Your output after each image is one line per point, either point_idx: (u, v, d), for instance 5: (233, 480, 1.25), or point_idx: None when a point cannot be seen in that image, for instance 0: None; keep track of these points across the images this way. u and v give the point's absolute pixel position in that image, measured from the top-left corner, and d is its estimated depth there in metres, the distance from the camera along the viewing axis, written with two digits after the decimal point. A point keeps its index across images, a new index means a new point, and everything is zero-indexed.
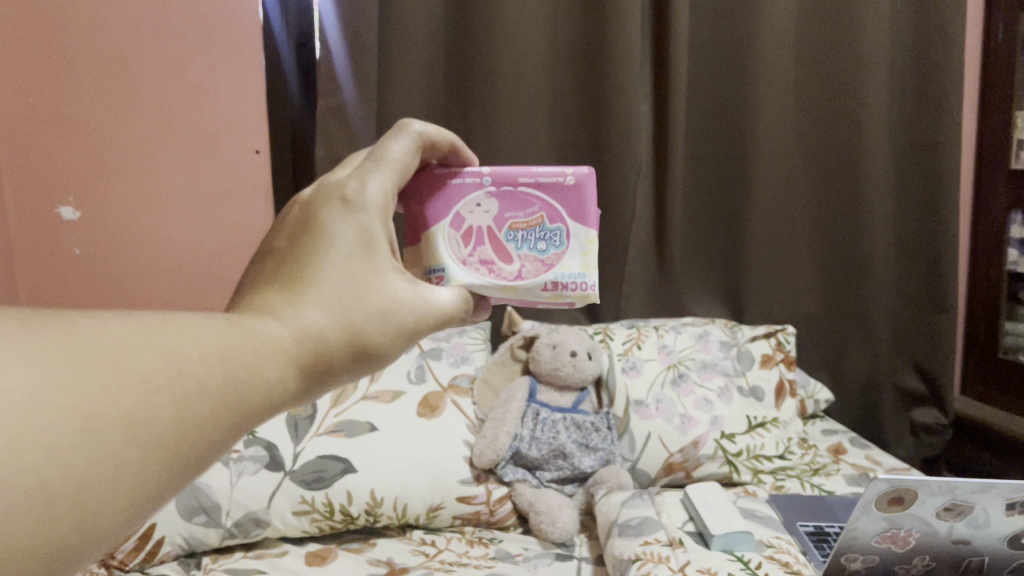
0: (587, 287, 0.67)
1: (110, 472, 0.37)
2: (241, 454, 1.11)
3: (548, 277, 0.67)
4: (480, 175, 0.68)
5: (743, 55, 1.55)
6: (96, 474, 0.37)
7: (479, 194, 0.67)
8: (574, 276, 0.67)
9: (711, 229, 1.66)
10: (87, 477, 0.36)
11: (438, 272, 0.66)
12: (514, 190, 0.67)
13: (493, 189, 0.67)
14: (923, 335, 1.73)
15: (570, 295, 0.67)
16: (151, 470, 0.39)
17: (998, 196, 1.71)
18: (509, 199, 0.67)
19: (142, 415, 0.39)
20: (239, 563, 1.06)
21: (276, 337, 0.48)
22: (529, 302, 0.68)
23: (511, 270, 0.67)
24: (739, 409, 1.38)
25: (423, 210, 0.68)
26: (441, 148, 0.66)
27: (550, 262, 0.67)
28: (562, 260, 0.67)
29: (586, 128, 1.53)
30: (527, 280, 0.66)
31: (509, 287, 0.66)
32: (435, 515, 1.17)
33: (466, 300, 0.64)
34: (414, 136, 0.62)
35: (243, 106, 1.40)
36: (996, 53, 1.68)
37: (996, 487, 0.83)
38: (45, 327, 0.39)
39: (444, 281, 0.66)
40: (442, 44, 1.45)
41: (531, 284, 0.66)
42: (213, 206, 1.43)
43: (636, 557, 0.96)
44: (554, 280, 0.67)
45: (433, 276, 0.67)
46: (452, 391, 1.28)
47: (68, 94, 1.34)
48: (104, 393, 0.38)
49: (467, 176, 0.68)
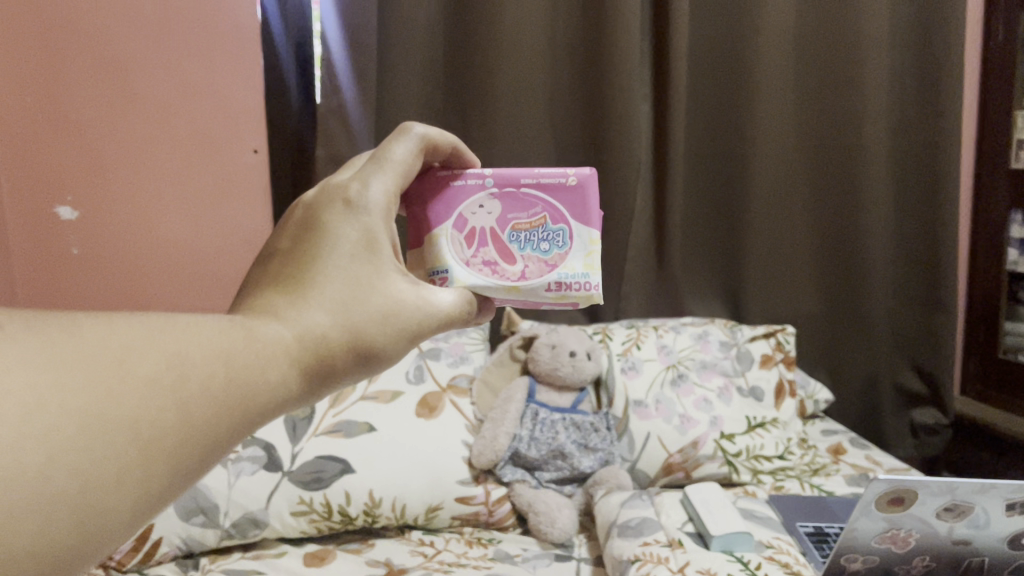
0: (591, 287, 0.66)
1: (115, 474, 0.37)
2: (239, 454, 1.10)
3: (552, 277, 0.66)
4: (482, 176, 0.67)
5: (742, 55, 1.55)
6: (100, 476, 0.36)
7: (482, 195, 0.67)
8: (578, 276, 0.66)
9: (711, 228, 1.66)
10: (91, 479, 0.36)
11: (442, 273, 0.66)
12: (516, 190, 0.67)
13: (496, 190, 0.67)
14: (922, 336, 1.73)
15: (574, 295, 0.66)
16: (153, 472, 0.38)
17: (998, 196, 1.71)
18: (511, 200, 0.67)
19: (146, 417, 0.38)
20: (236, 564, 1.06)
21: (277, 338, 0.48)
22: (533, 303, 0.68)
23: (514, 270, 0.66)
24: (739, 409, 1.38)
25: (427, 211, 0.67)
26: (443, 150, 0.66)
27: (553, 262, 0.66)
28: (565, 260, 0.66)
29: (585, 127, 1.53)
30: (531, 281, 0.66)
31: (513, 288, 0.66)
32: (433, 516, 1.17)
33: (471, 301, 0.64)
34: (416, 139, 0.63)
35: (244, 106, 1.40)
36: (995, 53, 1.68)
37: (997, 487, 0.83)
38: (47, 327, 0.39)
39: (448, 282, 0.65)
40: (441, 44, 1.44)
41: (535, 284, 0.66)
42: (212, 207, 1.43)
43: (634, 558, 0.96)
44: (557, 280, 0.66)
45: (437, 277, 0.66)
46: (450, 391, 1.27)
47: (67, 94, 1.34)
48: (108, 394, 0.38)
49: (470, 177, 0.67)
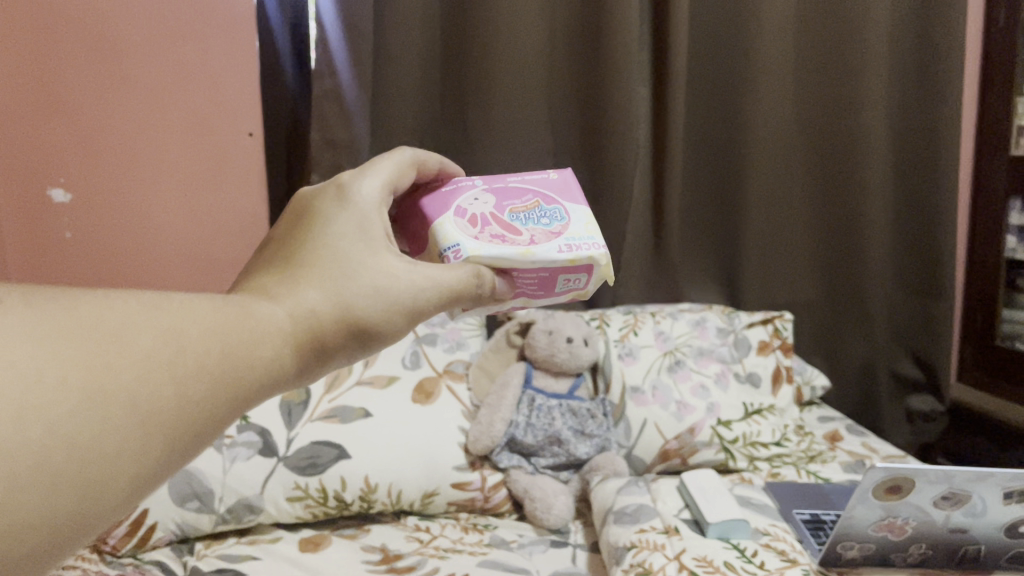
0: (598, 247, 0.64)
1: (113, 449, 0.36)
2: (234, 440, 1.10)
3: (560, 240, 0.63)
4: (472, 183, 0.69)
5: (742, 38, 1.53)
6: (98, 452, 0.36)
7: (475, 192, 0.68)
8: (584, 238, 0.64)
9: (710, 215, 1.65)
10: (90, 454, 0.35)
11: (452, 247, 0.62)
12: (506, 187, 0.68)
13: (487, 188, 0.68)
14: (918, 323, 1.73)
15: (586, 254, 0.63)
16: (150, 449, 0.38)
17: (997, 182, 1.70)
18: (504, 193, 0.68)
19: (142, 393, 0.38)
20: (230, 549, 1.05)
21: (271, 319, 0.47)
22: (549, 279, 0.64)
23: (523, 239, 0.63)
24: (736, 396, 1.37)
25: (424, 209, 0.67)
26: (431, 166, 0.69)
27: (557, 231, 0.65)
28: (568, 228, 0.65)
29: (584, 112, 1.52)
30: (541, 244, 0.63)
31: (526, 251, 0.62)
32: (429, 501, 1.17)
33: (479, 274, 0.59)
34: (405, 154, 0.66)
35: (239, 87, 1.39)
36: (997, 41, 1.67)
37: (994, 476, 0.82)
38: (42, 301, 0.38)
39: (461, 253, 0.61)
40: (438, 27, 1.43)
41: (545, 247, 0.63)
42: (208, 189, 1.42)
43: (631, 544, 0.95)
44: (566, 242, 0.63)
45: (447, 254, 0.62)
46: (446, 377, 1.27)
47: (60, 74, 1.32)
48: (107, 369, 0.37)
49: (460, 184, 0.69)
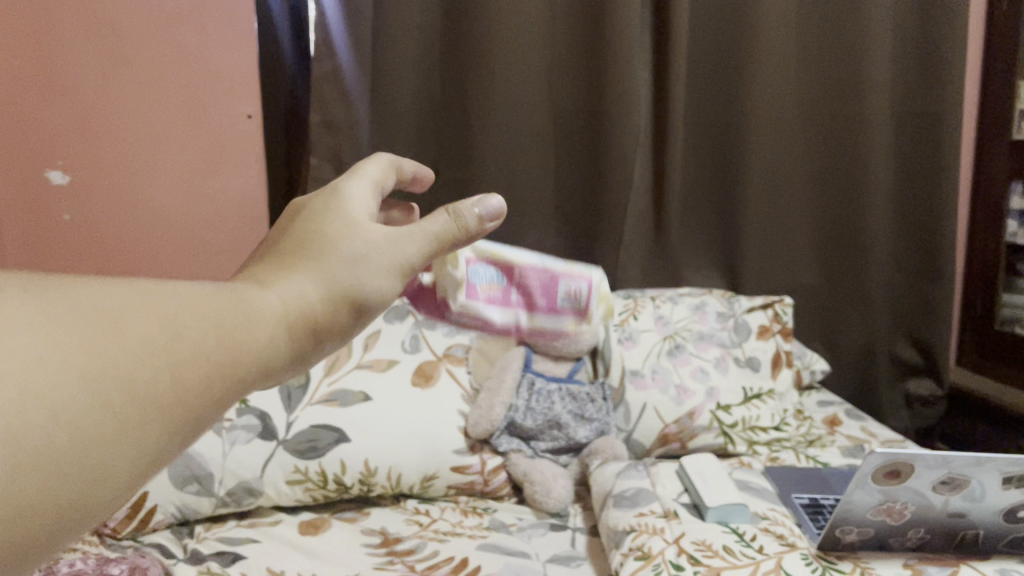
0: None
1: (114, 435, 0.36)
2: (233, 423, 1.10)
3: None
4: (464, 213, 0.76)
5: (744, 19, 1.52)
6: (98, 437, 0.35)
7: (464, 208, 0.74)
8: None
9: (710, 198, 1.64)
10: (89, 441, 0.35)
11: None
12: None
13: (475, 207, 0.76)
14: (916, 308, 1.73)
15: None
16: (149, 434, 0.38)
17: (998, 166, 1.70)
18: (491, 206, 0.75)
19: (140, 379, 0.38)
20: (231, 532, 1.06)
21: (268, 306, 0.47)
22: None
23: None
24: (735, 379, 1.37)
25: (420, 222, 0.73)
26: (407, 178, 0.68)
27: None
28: None
29: (584, 94, 1.51)
30: None
31: None
32: (429, 485, 1.17)
33: (452, 219, 0.58)
34: (381, 157, 0.66)
35: (238, 70, 1.38)
36: (1001, 25, 1.66)
37: (992, 461, 0.83)
38: (35, 286, 0.38)
39: None
40: (438, 8, 1.42)
41: None
42: (207, 172, 1.41)
43: (630, 528, 0.96)
44: None
45: None
46: (446, 360, 1.27)
47: (57, 57, 1.31)
48: (105, 354, 0.37)
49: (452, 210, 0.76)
